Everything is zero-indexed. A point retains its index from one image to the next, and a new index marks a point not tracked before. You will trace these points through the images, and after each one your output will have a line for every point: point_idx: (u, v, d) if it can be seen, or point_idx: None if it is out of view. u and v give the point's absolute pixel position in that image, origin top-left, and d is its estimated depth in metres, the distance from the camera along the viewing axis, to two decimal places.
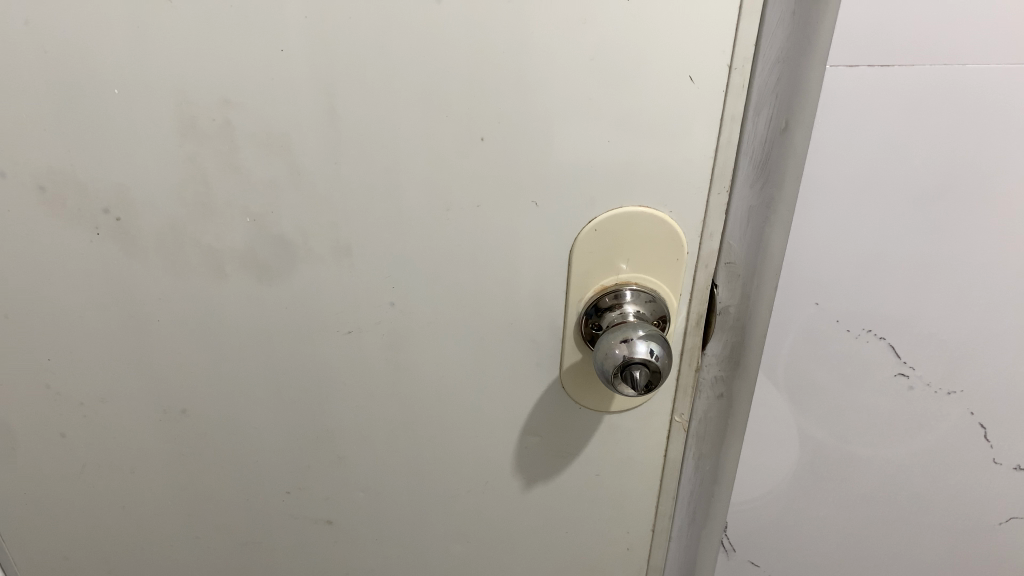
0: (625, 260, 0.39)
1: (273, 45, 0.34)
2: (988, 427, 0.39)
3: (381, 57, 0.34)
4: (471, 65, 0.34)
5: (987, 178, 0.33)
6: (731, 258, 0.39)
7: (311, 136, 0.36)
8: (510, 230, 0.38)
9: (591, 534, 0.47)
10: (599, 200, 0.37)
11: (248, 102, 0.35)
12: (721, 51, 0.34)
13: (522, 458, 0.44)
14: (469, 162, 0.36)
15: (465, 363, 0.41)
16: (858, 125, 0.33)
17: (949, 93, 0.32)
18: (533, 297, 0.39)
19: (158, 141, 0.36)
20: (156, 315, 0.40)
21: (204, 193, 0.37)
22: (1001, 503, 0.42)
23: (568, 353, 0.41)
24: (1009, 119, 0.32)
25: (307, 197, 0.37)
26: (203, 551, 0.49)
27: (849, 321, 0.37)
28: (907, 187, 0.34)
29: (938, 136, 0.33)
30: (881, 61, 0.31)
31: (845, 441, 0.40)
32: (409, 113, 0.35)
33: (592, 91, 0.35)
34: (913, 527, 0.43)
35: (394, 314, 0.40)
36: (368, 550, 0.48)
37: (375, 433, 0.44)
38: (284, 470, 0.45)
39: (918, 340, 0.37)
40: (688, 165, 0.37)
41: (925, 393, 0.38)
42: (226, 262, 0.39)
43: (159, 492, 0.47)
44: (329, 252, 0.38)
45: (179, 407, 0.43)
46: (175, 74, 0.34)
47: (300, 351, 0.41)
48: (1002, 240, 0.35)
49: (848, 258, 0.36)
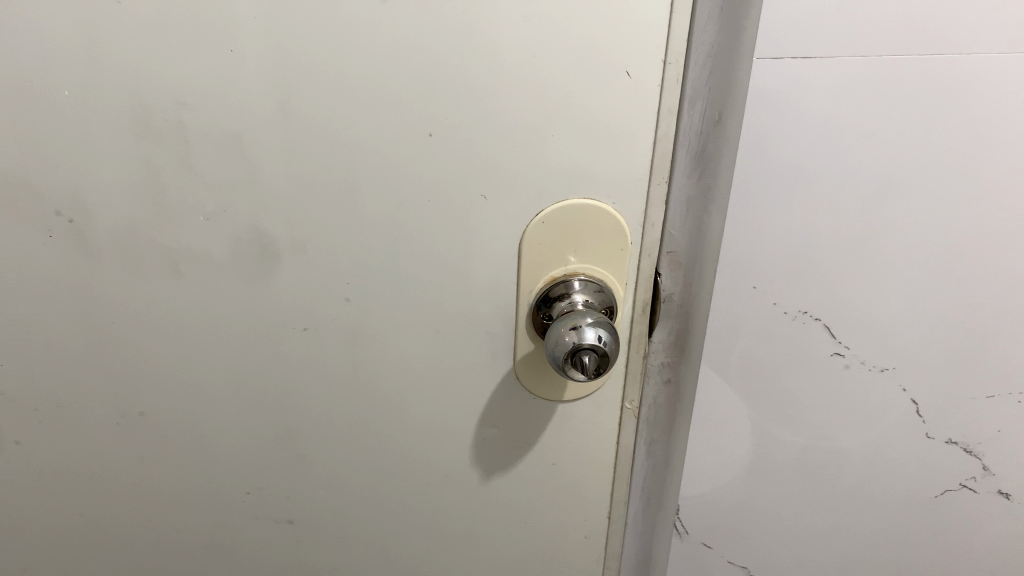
0: (573, 252, 0.39)
1: (223, 46, 0.34)
2: (920, 402, 0.43)
3: (327, 57, 0.34)
4: (417, 58, 0.34)
5: (909, 161, 0.36)
6: (674, 247, 0.40)
7: (261, 134, 0.36)
8: (462, 222, 0.38)
9: (551, 522, 0.49)
10: (547, 192, 0.38)
11: (200, 102, 0.35)
12: (657, 46, 0.34)
13: (479, 450, 0.46)
14: (418, 156, 0.37)
15: (422, 357, 0.42)
16: (790, 115, 0.36)
17: (869, 87, 0.34)
18: (487, 288, 0.40)
19: (110, 141, 0.36)
20: (112, 318, 0.41)
21: (157, 192, 0.38)
22: (935, 478, 0.46)
23: (521, 343, 0.42)
24: (925, 106, 0.35)
25: (260, 195, 0.38)
26: (163, 555, 0.50)
27: (785, 304, 0.41)
28: (837, 174, 0.37)
29: (863, 127, 0.35)
30: (803, 53, 0.34)
31: (788, 421, 0.44)
32: (358, 109, 0.35)
33: (535, 85, 0.35)
34: (855, 502, 0.47)
35: (350, 310, 0.41)
36: (329, 546, 0.50)
37: (334, 429, 0.45)
38: (244, 471, 0.47)
39: (851, 321, 0.41)
40: (630, 158, 0.37)
41: (860, 371, 0.42)
42: (180, 261, 0.39)
43: (117, 496, 0.48)
44: (284, 250, 0.39)
45: (136, 411, 0.44)
46: (126, 74, 0.35)
47: (258, 351, 0.42)
48: (924, 220, 0.38)
49: (786, 244, 0.39)
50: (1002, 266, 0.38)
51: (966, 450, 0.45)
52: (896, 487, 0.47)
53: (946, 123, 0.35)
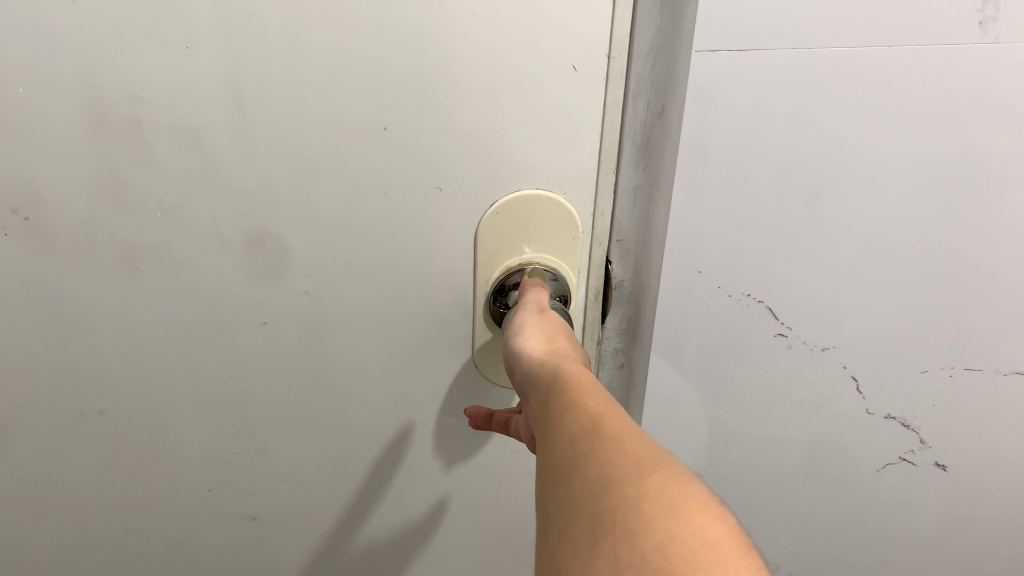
0: (527, 242, 0.41)
1: (180, 43, 0.35)
2: (860, 380, 0.45)
3: (282, 53, 0.35)
4: (370, 53, 0.35)
5: (842, 150, 0.38)
6: (622, 236, 0.43)
7: (219, 130, 0.37)
8: (418, 213, 0.39)
9: (512, 509, 0.51)
10: (500, 182, 0.39)
11: (158, 99, 0.36)
12: (600, 40, 0.36)
13: (439, 439, 0.47)
14: (374, 149, 0.38)
15: (381, 347, 0.43)
16: (729, 105, 0.37)
17: (801, 77, 0.36)
18: (443, 278, 0.42)
19: (67, 138, 0.37)
20: (70, 316, 0.41)
21: (116, 189, 0.38)
22: (877, 454, 0.48)
23: (479, 332, 0.43)
24: (856, 97, 0.37)
25: (219, 189, 0.38)
26: (125, 557, 0.50)
27: (730, 287, 0.42)
28: (773, 160, 0.38)
29: (798, 115, 0.37)
30: (737, 46, 0.35)
31: (737, 402, 0.46)
32: (314, 103, 0.36)
33: (487, 78, 0.36)
34: (802, 479, 0.49)
35: (309, 303, 0.42)
36: (293, 541, 0.50)
37: (295, 423, 0.45)
38: (206, 467, 0.47)
39: (792, 303, 0.43)
40: (579, 149, 0.39)
41: (802, 350, 0.44)
42: (140, 257, 0.40)
43: (78, 497, 0.47)
44: (243, 243, 0.40)
45: (96, 410, 0.44)
46: (83, 72, 0.35)
47: (218, 345, 0.43)
48: (858, 205, 0.40)
49: (727, 228, 0.40)
50: (928, 245, 0.40)
51: (903, 424, 0.47)
52: (841, 464, 0.49)
53: (874, 112, 0.37)
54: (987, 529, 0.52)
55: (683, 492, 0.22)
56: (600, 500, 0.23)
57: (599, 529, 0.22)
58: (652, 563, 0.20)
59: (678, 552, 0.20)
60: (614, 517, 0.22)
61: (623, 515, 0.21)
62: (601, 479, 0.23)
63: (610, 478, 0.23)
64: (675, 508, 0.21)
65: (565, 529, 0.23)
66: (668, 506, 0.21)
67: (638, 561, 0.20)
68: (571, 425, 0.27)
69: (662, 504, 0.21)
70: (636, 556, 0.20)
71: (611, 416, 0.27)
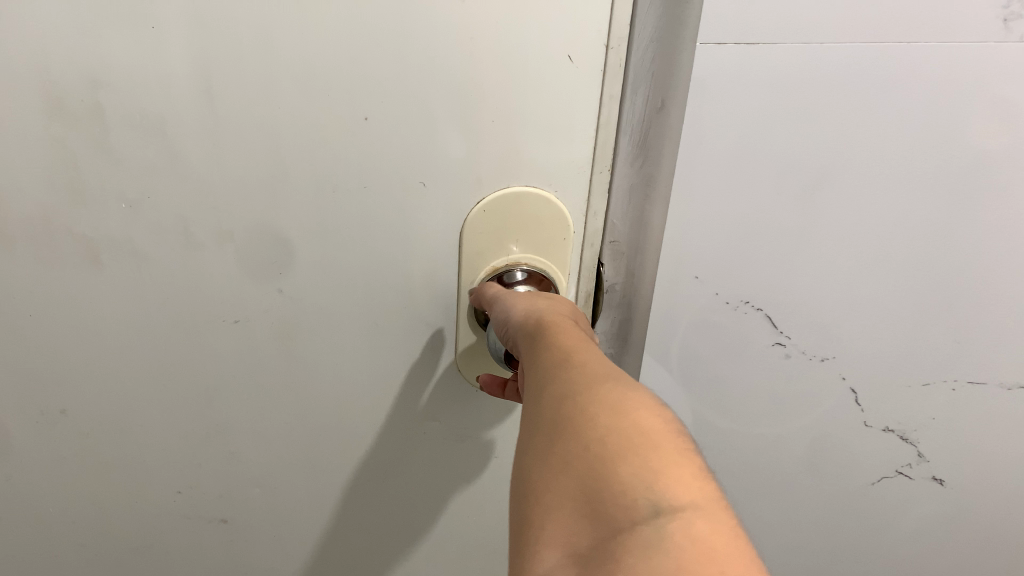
0: (515, 242, 0.39)
1: (142, 23, 0.32)
2: (858, 391, 0.44)
3: (254, 37, 0.32)
4: (350, 39, 0.33)
5: (849, 153, 0.36)
6: (615, 238, 0.41)
7: (186, 118, 0.34)
8: (400, 210, 0.37)
9: (495, 515, 0.49)
10: (486, 179, 0.37)
11: (118, 83, 0.33)
12: (597, 30, 0.34)
13: (420, 443, 0.45)
14: (355, 143, 0.35)
15: (360, 349, 0.41)
16: (733, 101, 0.35)
17: (811, 76, 0.34)
18: (427, 278, 0.39)
19: (20, 122, 0.34)
20: (27, 311, 0.39)
21: (76, 179, 0.35)
22: (872, 465, 0.47)
23: (463, 335, 0.41)
24: (866, 98, 0.35)
25: (187, 181, 0.36)
26: (91, 560, 0.48)
27: (728, 294, 0.40)
28: (777, 161, 0.36)
29: (804, 117, 0.35)
30: (745, 39, 0.33)
31: (729, 411, 0.45)
32: (288, 92, 0.34)
33: (476, 69, 0.34)
34: (793, 487, 0.48)
35: (283, 302, 0.39)
36: (266, 545, 0.48)
37: (269, 426, 0.43)
38: (174, 469, 0.45)
39: (791, 312, 0.41)
40: (572, 145, 0.37)
41: (800, 360, 0.43)
42: (102, 251, 0.37)
43: (39, 497, 0.45)
44: (213, 239, 0.37)
45: (56, 408, 0.42)
46: (36, 52, 0.32)
47: (187, 344, 0.40)
48: (863, 211, 0.38)
49: (726, 232, 0.38)
50: (934, 254, 0.39)
51: (901, 436, 0.45)
52: (834, 474, 0.47)
53: (885, 114, 0.35)
54: (979, 544, 0.51)
55: (627, 392, 0.23)
56: (552, 406, 0.24)
57: (551, 429, 0.23)
58: (594, 452, 0.21)
59: (616, 438, 0.21)
60: (563, 417, 0.23)
61: (570, 413, 0.23)
62: (554, 387, 0.24)
63: (564, 386, 0.24)
64: (618, 404, 0.22)
65: (524, 434, 0.24)
66: (611, 402, 0.22)
67: (582, 450, 0.21)
68: (535, 351, 0.28)
69: (606, 401, 0.23)
70: (582, 448, 0.21)
71: (570, 338, 0.28)
